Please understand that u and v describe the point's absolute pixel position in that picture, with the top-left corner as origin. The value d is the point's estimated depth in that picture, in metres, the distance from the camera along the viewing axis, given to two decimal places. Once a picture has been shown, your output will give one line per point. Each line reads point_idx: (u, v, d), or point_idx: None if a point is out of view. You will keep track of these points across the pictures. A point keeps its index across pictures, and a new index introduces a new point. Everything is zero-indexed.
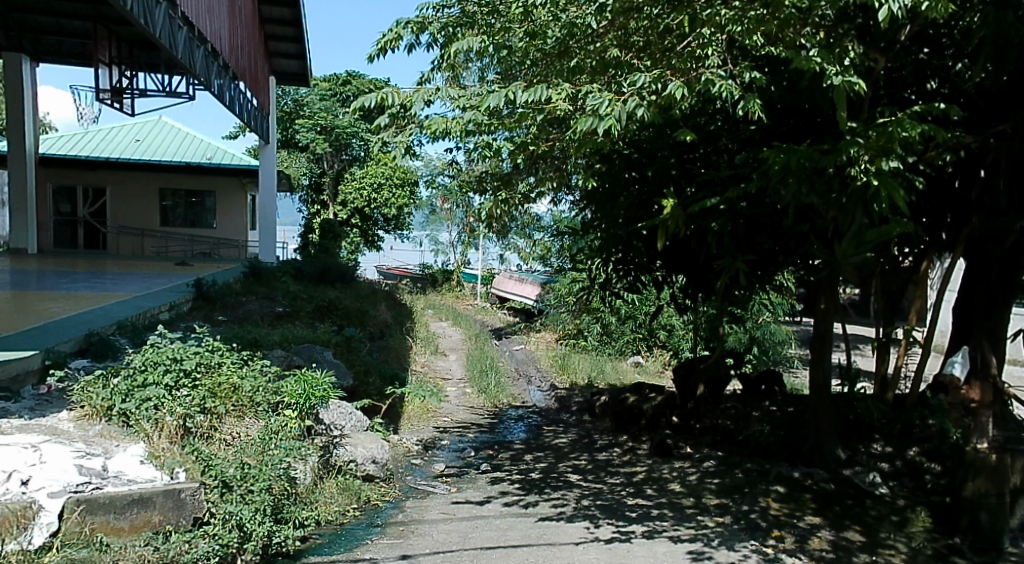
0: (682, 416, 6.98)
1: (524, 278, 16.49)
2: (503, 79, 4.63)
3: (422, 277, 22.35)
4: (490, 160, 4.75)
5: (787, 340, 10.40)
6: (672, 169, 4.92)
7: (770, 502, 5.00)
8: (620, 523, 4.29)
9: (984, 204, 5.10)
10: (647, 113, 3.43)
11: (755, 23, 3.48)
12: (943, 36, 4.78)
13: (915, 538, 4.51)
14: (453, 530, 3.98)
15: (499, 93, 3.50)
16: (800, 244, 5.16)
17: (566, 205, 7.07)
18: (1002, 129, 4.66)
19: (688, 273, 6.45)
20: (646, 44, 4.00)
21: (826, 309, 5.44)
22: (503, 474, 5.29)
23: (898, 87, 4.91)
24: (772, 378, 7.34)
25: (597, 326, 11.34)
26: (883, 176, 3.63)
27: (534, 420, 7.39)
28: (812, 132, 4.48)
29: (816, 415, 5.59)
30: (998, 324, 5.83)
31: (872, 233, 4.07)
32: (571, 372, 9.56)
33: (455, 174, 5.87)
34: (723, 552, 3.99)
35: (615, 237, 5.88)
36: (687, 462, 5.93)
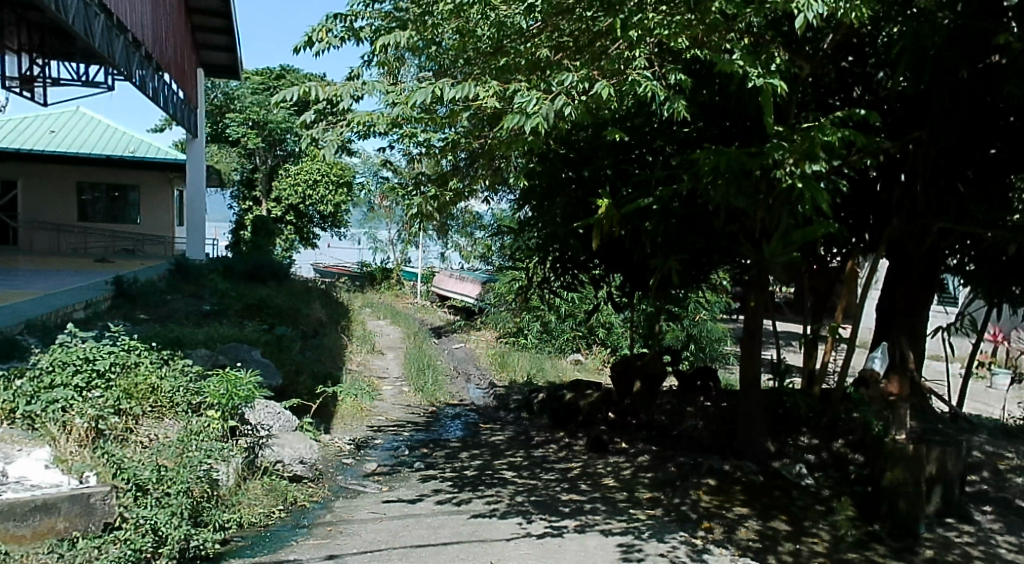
0: (619, 412, 7.09)
1: (464, 277, 16.49)
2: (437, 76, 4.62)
3: (361, 276, 22.14)
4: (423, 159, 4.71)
5: (723, 337, 10.66)
6: (607, 169, 5.00)
7: (700, 494, 5.13)
8: (552, 518, 4.34)
9: (905, 206, 5.35)
10: (575, 113, 3.48)
11: (682, 26, 3.65)
12: (866, 47, 5.08)
13: (837, 526, 4.70)
14: (383, 529, 3.95)
15: (427, 89, 3.48)
16: (732, 243, 5.29)
17: (504, 204, 7.08)
18: (919, 135, 4.92)
19: (625, 272, 6.54)
20: (575, 44, 4.07)
21: (755, 307, 5.63)
22: (437, 471, 5.28)
23: (824, 94, 5.15)
24: (707, 373, 7.49)
25: (537, 324, 11.38)
26: (807, 179, 3.78)
27: (471, 418, 7.41)
28: (741, 136, 4.60)
29: (747, 410, 5.76)
30: (918, 322, 6.26)
31: (798, 234, 4.23)
32: (510, 370, 9.61)
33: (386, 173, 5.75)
34: (654, 543, 4.07)
35: (550, 236, 5.93)
36: (622, 457, 6.05)
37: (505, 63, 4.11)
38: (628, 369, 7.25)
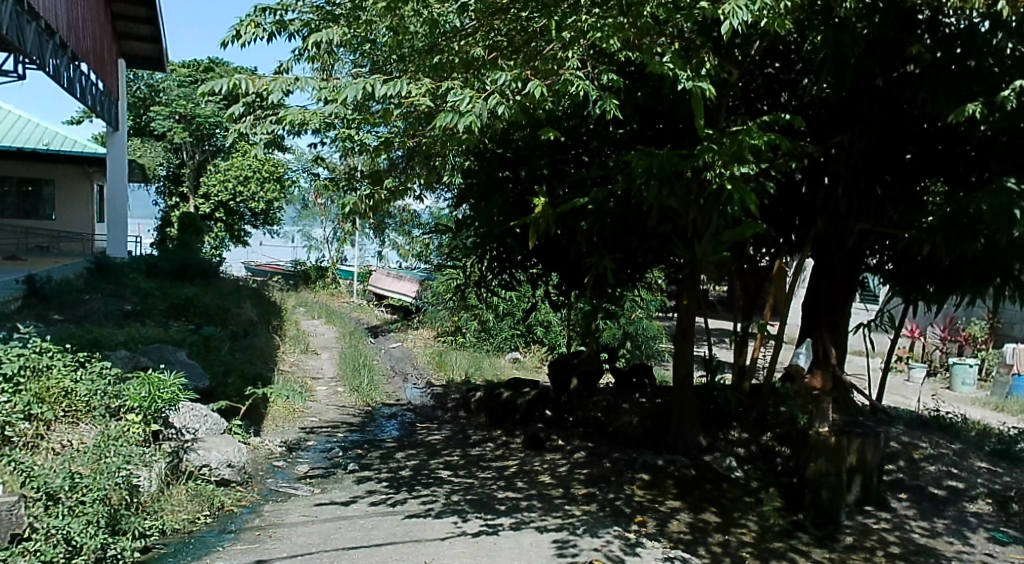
0: (556, 409, 7.18)
1: (402, 275, 16.34)
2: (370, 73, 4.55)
3: (295, 275, 21.70)
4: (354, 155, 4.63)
5: (659, 334, 10.87)
6: (544, 169, 5.04)
7: (634, 489, 5.23)
8: (488, 516, 4.36)
9: (827, 208, 5.53)
10: (508, 112, 3.50)
11: (615, 29, 3.70)
12: (792, 53, 5.26)
13: (764, 516, 4.87)
14: (314, 532, 3.89)
15: (357, 85, 3.43)
16: (664, 243, 5.40)
17: (442, 202, 7.05)
18: (840, 141, 5.13)
19: (562, 270, 6.60)
20: (509, 43, 4.11)
21: (688, 305, 5.78)
22: (372, 472, 5.22)
23: (753, 99, 5.33)
24: (642, 370, 7.60)
25: (475, 322, 11.38)
26: (735, 181, 3.91)
27: (408, 418, 7.35)
28: (674, 138, 4.72)
29: (681, 405, 5.91)
30: (840, 318, 6.58)
31: (728, 234, 4.50)
32: (448, 369, 9.58)
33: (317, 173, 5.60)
34: (587, 539, 4.12)
35: (487, 234, 5.94)
36: (558, 454, 6.11)
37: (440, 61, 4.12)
38: (565, 367, 7.36)
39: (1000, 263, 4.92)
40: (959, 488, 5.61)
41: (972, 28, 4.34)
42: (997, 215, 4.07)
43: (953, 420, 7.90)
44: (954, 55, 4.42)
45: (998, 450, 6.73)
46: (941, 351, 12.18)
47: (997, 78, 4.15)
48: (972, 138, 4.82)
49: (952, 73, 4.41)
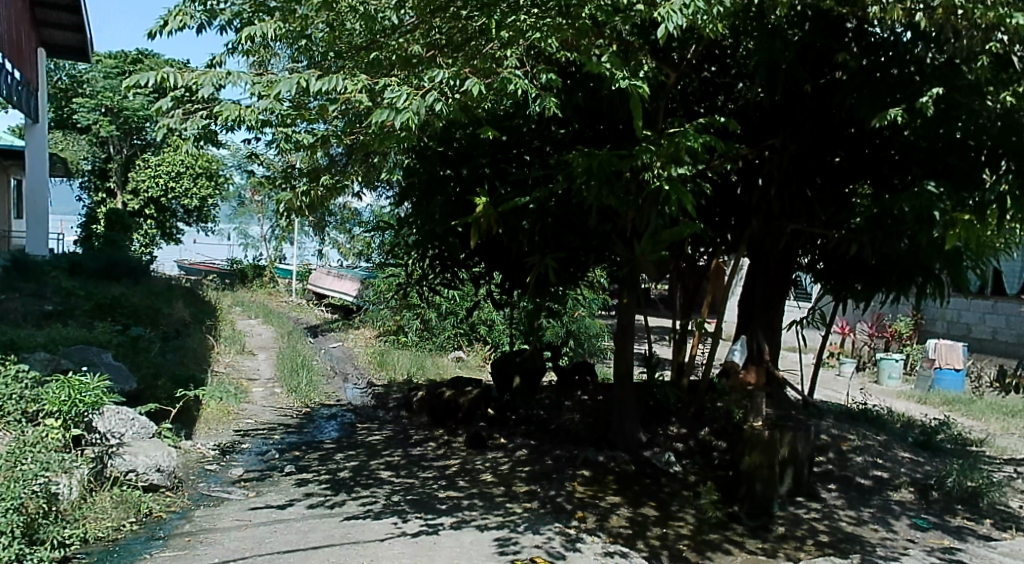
0: (498, 408, 7.18)
1: (343, 273, 16.11)
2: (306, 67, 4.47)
3: (231, 274, 21.17)
4: (288, 151, 4.53)
5: (601, 332, 10.99)
6: (485, 168, 5.07)
7: (575, 485, 5.29)
8: (429, 515, 4.34)
9: (762, 208, 5.77)
10: (445, 109, 3.50)
11: (553, 30, 3.74)
12: (726, 57, 5.44)
13: (701, 508, 4.99)
14: (248, 537, 3.80)
15: (291, 80, 3.37)
16: (605, 242, 5.45)
17: (383, 200, 6.98)
18: (774, 143, 5.25)
19: (504, 269, 6.58)
20: (448, 42, 4.13)
21: (628, 303, 5.86)
22: (310, 475, 5.14)
23: (690, 102, 5.49)
24: (584, 368, 7.63)
25: (417, 322, 11.30)
26: (673, 181, 4.00)
27: (348, 418, 7.25)
28: (614, 138, 4.73)
29: (621, 401, 6.01)
30: (774, 316, 6.79)
31: (666, 233, 4.55)
32: (390, 369, 9.50)
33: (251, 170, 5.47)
34: (529, 536, 4.14)
35: (428, 233, 5.92)
36: (501, 452, 6.13)
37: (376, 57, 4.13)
38: (508, 365, 7.39)
39: (921, 262, 5.15)
40: (883, 477, 5.86)
41: (895, 37, 4.44)
42: (918, 215, 4.25)
43: (879, 413, 8.23)
44: (879, 63, 4.53)
45: (920, 441, 7.05)
46: (869, 347, 12.69)
47: (917, 86, 4.28)
48: (896, 142, 5.07)
49: (877, 80, 4.49)
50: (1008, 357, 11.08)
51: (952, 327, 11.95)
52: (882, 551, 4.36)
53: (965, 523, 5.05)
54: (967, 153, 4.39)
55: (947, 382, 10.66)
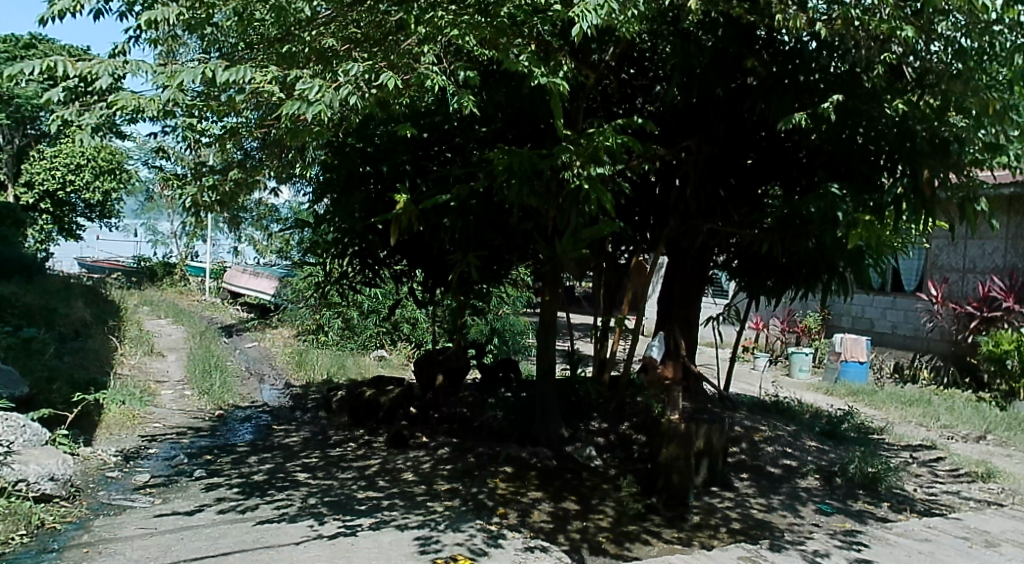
0: (421, 407, 7.11)
1: (259, 272, 15.64)
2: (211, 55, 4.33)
3: (138, 273, 20.23)
4: (195, 145, 4.37)
5: (524, 330, 11.05)
6: (406, 165, 4.98)
7: (497, 482, 5.31)
8: (347, 517, 4.26)
9: (679, 207, 5.92)
10: (360, 103, 3.45)
11: (471, 26, 3.78)
12: (644, 59, 5.49)
13: (620, 501, 5.09)
14: (152, 545, 3.65)
15: (195, 69, 3.23)
16: (526, 241, 5.48)
17: (300, 196, 6.81)
18: (688, 144, 5.45)
19: (426, 267, 6.53)
20: (366, 37, 4.08)
21: (551, 300, 5.93)
22: (221, 479, 4.97)
23: (608, 102, 5.60)
24: (508, 365, 7.76)
25: (338, 320, 11.08)
26: (592, 181, 4.05)
27: (263, 420, 7.06)
28: (535, 137, 4.77)
29: (542, 397, 6.06)
30: (690, 312, 7.03)
31: (587, 231, 4.61)
32: (308, 369, 9.28)
33: (154, 163, 5.23)
34: (450, 534, 4.13)
35: (348, 230, 5.81)
36: (422, 451, 6.09)
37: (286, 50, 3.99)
38: (430, 364, 7.28)
39: (828, 260, 5.43)
40: (792, 466, 6.12)
41: (800, 44, 4.66)
42: (823, 216, 4.45)
43: (790, 404, 8.59)
44: (787, 70, 4.72)
45: (826, 430, 7.40)
46: (782, 341, 13.32)
47: (820, 93, 4.57)
48: (805, 146, 5.30)
49: (784, 87, 4.71)
50: (906, 350, 11.76)
51: (856, 322, 12.65)
52: (790, 536, 4.56)
53: (865, 507, 5.34)
54: (869, 158, 4.60)
55: (852, 373, 11.21)
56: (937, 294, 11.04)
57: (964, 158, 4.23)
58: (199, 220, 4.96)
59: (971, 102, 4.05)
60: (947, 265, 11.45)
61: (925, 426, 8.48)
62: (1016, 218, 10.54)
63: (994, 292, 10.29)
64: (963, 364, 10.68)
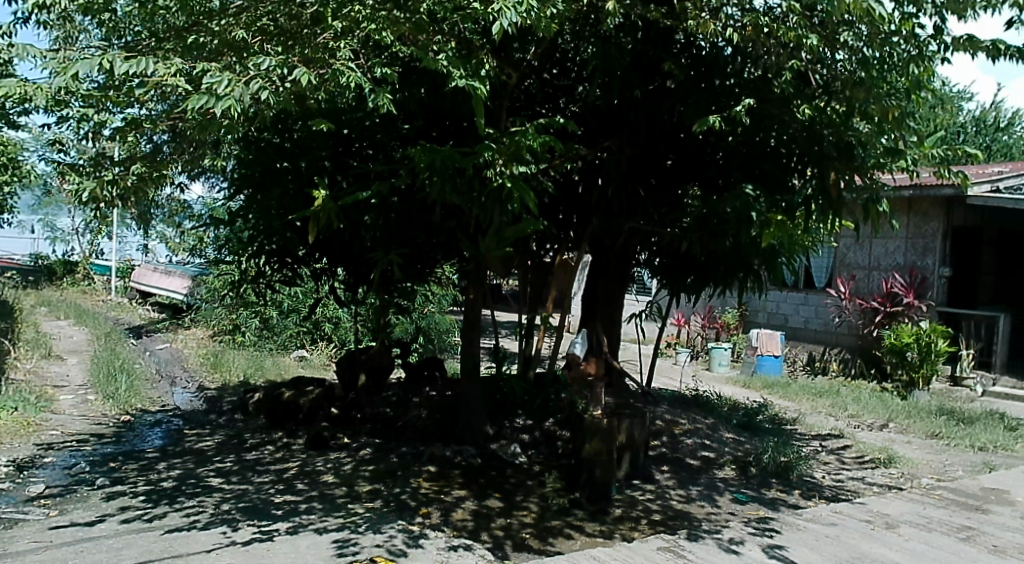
0: (342, 407, 6.99)
1: (172, 270, 15.04)
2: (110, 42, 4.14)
3: (37, 273, 19.10)
4: (93, 137, 4.14)
5: (450, 328, 11.01)
6: (325, 161, 4.86)
7: (420, 481, 5.27)
8: (262, 522, 4.14)
9: (600, 207, 5.83)
10: (272, 99, 3.35)
11: (388, 22, 3.75)
12: (567, 61, 5.61)
13: (543, 497, 5.13)
14: (48, 559, 3.45)
15: (91, 60, 3.06)
16: (450, 238, 5.47)
17: (213, 190, 6.57)
18: (609, 145, 5.49)
19: (347, 265, 6.41)
20: (280, 29, 3.97)
21: (475, 298, 5.93)
22: (125, 487, 4.75)
23: (532, 102, 5.64)
24: (433, 364, 7.71)
25: (256, 320, 10.79)
26: (515, 179, 4.06)
27: (174, 425, 6.78)
28: (457, 136, 4.77)
29: (467, 396, 6.05)
30: (614, 310, 7.09)
31: (510, 230, 4.61)
32: (224, 371, 8.98)
33: (48, 155, 4.94)
34: (370, 535, 4.07)
35: (265, 228, 5.64)
36: (344, 452, 5.98)
37: (192, 39, 3.89)
38: (353, 363, 7.24)
39: (743, 258, 5.62)
40: (710, 457, 6.31)
41: (716, 51, 4.84)
42: (738, 216, 4.61)
43: (709, 398, 8.87)
44: (703, 75, 4.89)
45: (743, 422, 7.67)
46: (702, 337, 13.74)
47: (735, 97, 4.70)
48: (722, 147, 5.36)
49: (701, 91, 4.87)
50: (817, 344, 12.32)
51: (771, 317, 13.13)
52: (707, 525, 4.70)
53: (778, 495, 5.56)
54: (779, 160, 4.80)
55: (767, 367, 11.64)
56: (845, 291, 11.62)
57: (867, 162, 4.48)
58: (99, 217, 4.72)
59: (873, 109, 4.27)
60: (855, 263, 12.02)
61: (834, 416, 8.90)
62: (915, 219, 11.20)
63: (896, 289, 10.89)
64: (870, 357, 11.29)
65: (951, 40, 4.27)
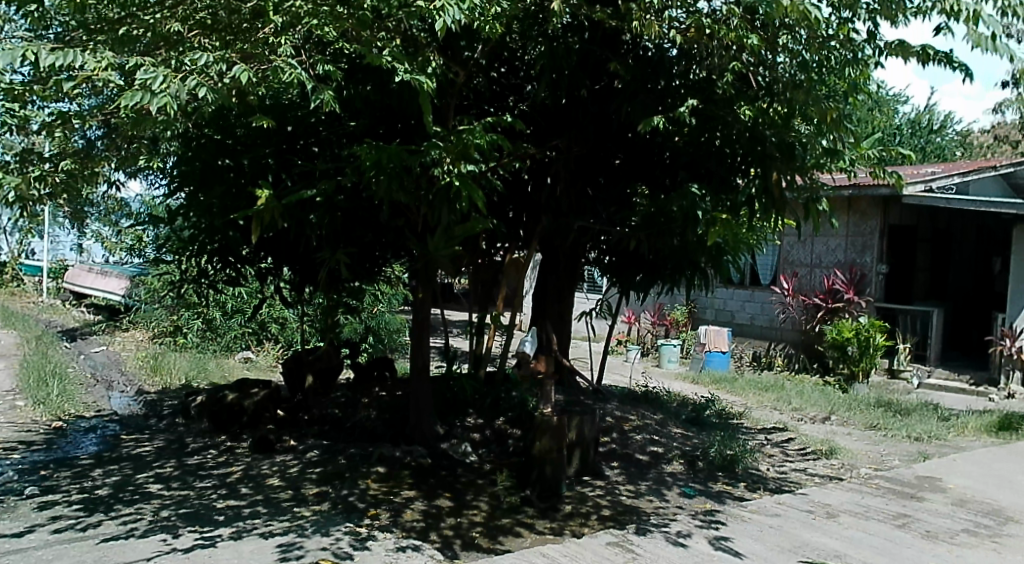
0: (289, 409, 6.86)
1: (108, 271, 14.56)
2: (36, 33, 3.97)
3: None
4: (18, 132, 3.97)
5: (401, 327, 10.92)
6: (268, 158, 4.77)
7: (369, 483, 5.21)
8: (203, 528, 4.04)
9: (550, 206, 5.95)
10: (210, 96, 3.27)
11: (332, 19, 3.74)
12: (515, 60, 5.60)
13: (494, 496, 5.13)
14: None
15: (13, 52, 2.94)
16: (397, 237, 5.43)
17: (150, 187, 6.37)
18: (557, 144, 5.52)
19: (293, 265, 6.30)
20: (217, 22, 3.88)
21: (424, 298, 5.89)
22: (58, 496, 4.58)
23: (480, 101, 5.62)
24: (382, 364, 7.64)
25: (198, 321, 10.54)
26: (463, 178, 4.05)
27: (110, 430, 6.57)
28: (399, 136, 4.81)
29: (416, 396, 6.00)
30: (565, 308, 7.14)
31: (458, 229, 4.59)
32: (164, 374, 8.74)
33: None
34: (316, 539, 4.01)
35: (205, 227, 5.50)
36: (290, 455, 5.87)
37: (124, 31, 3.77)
38: (301, 364, 7.18)
39: (690, 257, 5.72)
40: (658, 452, 6.40)
41: (662, 52, 4.88)
42: (685, 214, 4.67)
43: (658, 394, 9.01)
44: (648, 75, 4.95)
45: (691, 417, 7.81)
46: (651, 334, 13.91)
47: (678, 98, 4.77)
48: (667, 147, 5.48)
49: (647, 91, 4.94)
50: (762, 340, 12.64)
51: (718, 314, 13.37)
52: (655, 519, 4.77)
53: (724, 488, 5.67)
54: (723, 160, 4.93)
55: (716, 363, 11.86)
56: (789, 288, 11.94)
57: (807, 162, 4.60)
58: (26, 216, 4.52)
59: (812, 110, 4.38)
60: (797, 260, 12.30)
61: (779, 410, 9.13)
62: (853, 217, 11.54)
63: (838, 285, 11.24)
64: (812, 352, 11.57)
65: (884, 45, 4.42)
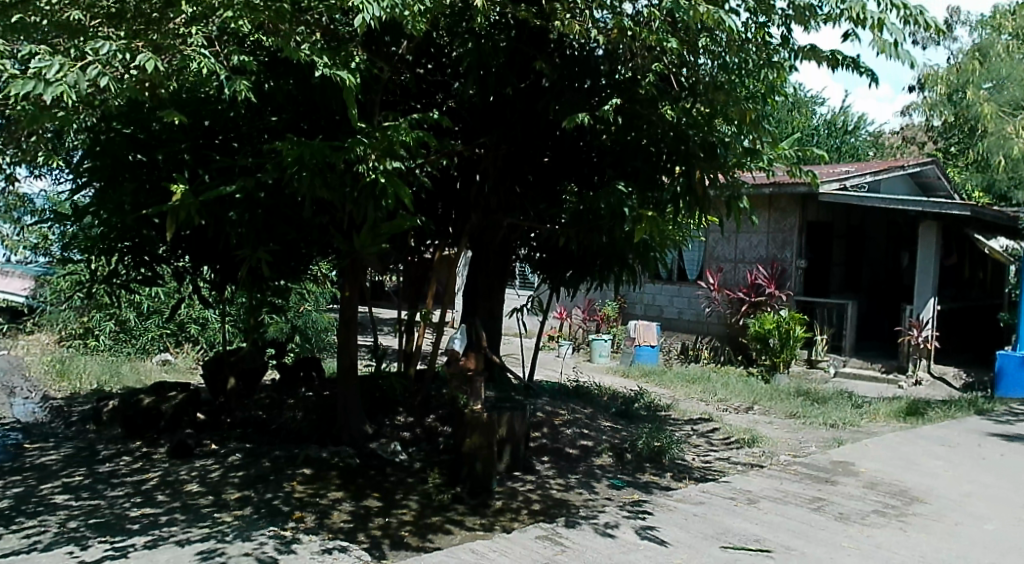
0: (211, 412, 6.65)
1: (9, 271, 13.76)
2: None
3: None
4: None
5: (329, 326, 10.72)
6: (185, 154, 4.62)
7: (294, 485, 5.10)
8: (114, 538, 3.88)
9: (479, 203, 5.99)
10: (113, 86, 3.13)
11: (246, 9, 3.62)
12: (442, 56, 5.56)
13: (423, 494, 5.10)
14: None
15: None
16: (323, 235, 5.34)
17: (53, 182, 6.04)
18: (485, 141, 5.49)
19: (214, 263, 6.11)
20: (122, 10, 3.71)
21: (352, 296, 5.79)
22: None
23: (405, 97, 5.57)
24: (309, 364, 7.49)
25: (111, 323, 10.09)
26: (389, 174, 4.00)
27: (13, 439, 6.24)
28: (327, 129, 4.56)
29: (344, 396, 5.90)
30: (495, 304, 7.14)
31: (385, 226, 4.53)
32: (73, 379, 8.34)
33: None
34: (238, 544, 3.90)
35: (117, 225, 5.27)
36: (210, 459, 5.70)
37: (18, 18, 3.58)
38: (222, 366, 6.94)
39: (619, 252, 5.82)
40: (588, 445, 6.49)
41: (589, 52, 5.02)
42: (612, 211, 4.75)
43: (588, 388, 9.13)
44: (575, 74, 5.03)
45: (620, 410, 7.95)
46: (582, 329, 14.08)
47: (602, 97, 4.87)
48: (595, 146, 5.60)
49: (572, 90, 5.01)
50: (690, 333, 12.95)
51: (648, 308, 13.64)
52: (584, 512, 4.83)
53: (651, 479, 5.80)
54: (649, 157, 4.92)
55: (646, 357, 12.14)
56: (714, 283, 12.27)
57: (729, 161, 4.73)
58: None
59: (732, 111, 4.53)
60: (721, 256, 12.65)
61: (705, 401, 9.40)
62: (774, 215, 11.99)
63: (760, 280, 11.64)
64: (737, 344, 12.05)
65: (797, 49, 4.60)
